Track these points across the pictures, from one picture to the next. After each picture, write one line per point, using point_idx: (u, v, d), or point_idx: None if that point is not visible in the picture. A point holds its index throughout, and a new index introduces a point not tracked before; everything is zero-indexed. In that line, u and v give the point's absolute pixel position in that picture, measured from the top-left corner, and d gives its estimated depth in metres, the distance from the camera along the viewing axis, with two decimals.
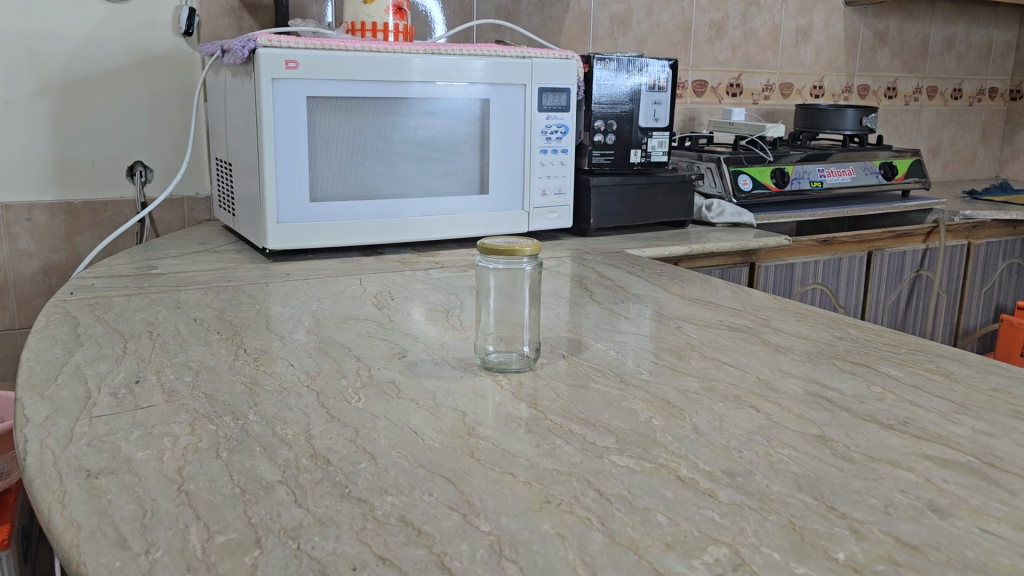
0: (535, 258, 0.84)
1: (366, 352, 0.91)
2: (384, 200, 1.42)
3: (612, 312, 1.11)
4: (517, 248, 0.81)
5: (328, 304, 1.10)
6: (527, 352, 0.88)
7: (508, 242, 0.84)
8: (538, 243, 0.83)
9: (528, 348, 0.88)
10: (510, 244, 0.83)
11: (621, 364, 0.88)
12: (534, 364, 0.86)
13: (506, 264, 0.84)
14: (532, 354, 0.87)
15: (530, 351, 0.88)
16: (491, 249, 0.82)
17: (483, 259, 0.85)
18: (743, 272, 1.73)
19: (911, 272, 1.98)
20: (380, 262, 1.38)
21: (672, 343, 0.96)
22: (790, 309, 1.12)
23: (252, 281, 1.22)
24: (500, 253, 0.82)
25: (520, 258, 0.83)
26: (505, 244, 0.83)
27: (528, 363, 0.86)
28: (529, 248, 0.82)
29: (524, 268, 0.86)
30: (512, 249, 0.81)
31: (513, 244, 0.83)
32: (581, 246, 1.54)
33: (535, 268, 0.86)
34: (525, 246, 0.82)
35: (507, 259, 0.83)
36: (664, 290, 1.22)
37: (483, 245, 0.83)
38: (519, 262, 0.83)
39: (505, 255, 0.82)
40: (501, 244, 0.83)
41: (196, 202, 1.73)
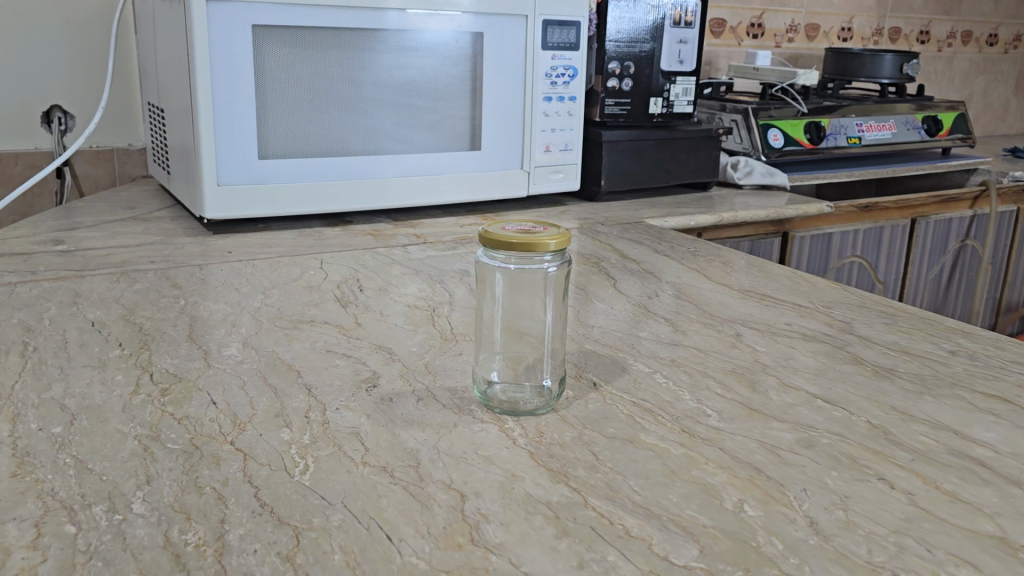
0: (562, 255, 0.59)
1: (320, 381, 0.65)
2: (353, 158, 1.15)
3: (644, 307, 0.86)
4: (538, 240, 0.56)
5: (277, 299, 0.84)
6: (548, 385, 0.64)
7: (523, 229, 0.59)
8: (567, 232, 0.58)
9: (547, 384, 0.64)
10: (525, 232, 0.58)
11: (676, 400, 0.64)
12: (557, 402, 0.62)
13: (518, 263, 0.59)
14: (556, 389, 0.63)
15: (552, 386, 0.63)
16: (498, 242, 0.56)
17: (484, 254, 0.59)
18: (774, 244, 1.48)
19: (957, 242, 1.74)
20: (348, 235, 1.12)
21: (737, 361, 0.72)
22: (872, 308, 0.87)
23: (182, 263, 0.96)
24: (511, 249, 0.56)
25: (541, 255, 0.57)
26: (518, 232, 0.58)
27: (550, 402, 0.61)
28: (555, 241, 0.56)
29: (544, 268, 0.60)
30: (530, 242, 0.56)
31: (531, 232, 0.58)
32: (591, 215, 1.28)
33: (560, 270, 0.61)
34: (549, 238, 0.57)
35: (520, 256, 0.58)
36: (703, 276, 0.97)
37: (487, 231, 0.58)
38: (539, 260, 0.58)
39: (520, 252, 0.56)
40: (513, 231, 0.58)
41: (128, 155, 1.45)
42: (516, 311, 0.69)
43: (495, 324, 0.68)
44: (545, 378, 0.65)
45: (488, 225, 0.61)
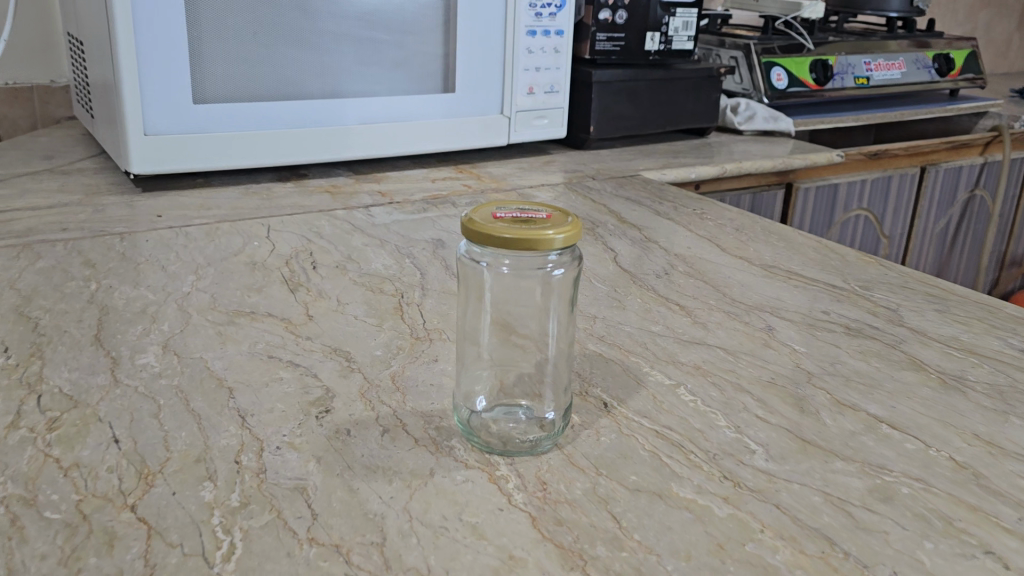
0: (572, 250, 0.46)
1: (258, 405, 0.51)
2: (307, 102, 0.99)
3: (653, 288, 0.72)
4: (542, 235, 0.42)
5: (212, 282, 0.69)
6: (545, 413, 0.51)
7: (520, 216, 0.45)
8: (578, 219, 0.45)
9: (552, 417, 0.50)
10: (523, 219, 0.44)
11: (708, 429, 0.51)
12: (560, 436, 0.49)
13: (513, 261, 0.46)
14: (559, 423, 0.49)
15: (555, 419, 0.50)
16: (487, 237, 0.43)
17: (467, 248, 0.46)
18: (777, 196, 1.35)
19: (965, 192, 1.63)
20: (301, 192, 0.96)
21: (774, 368, 0.59)
22: (916, 289, 0.75)
23: (100, 231, 0.80)
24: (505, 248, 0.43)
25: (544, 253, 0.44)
26: (514, 220, 0.44)
27: (551, 436, 0.48)
28: (563, 236, 0.43)
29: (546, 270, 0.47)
30: (532, 239, 0.42)
31: (531, 220, 0.44)
32: (580, 168, 1.14)
33: (567, 270, 0.47)
34: (554, 230, 0.43)
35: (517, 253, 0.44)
36: (715, 247, 0.84)
37: (472, 220, 0.44)
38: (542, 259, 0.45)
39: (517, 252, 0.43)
40: (507, 219, 0.44)
41: (50, 94, 1.27)
42: (511, 295, 0.57)
43: (484, 308, 0.56)
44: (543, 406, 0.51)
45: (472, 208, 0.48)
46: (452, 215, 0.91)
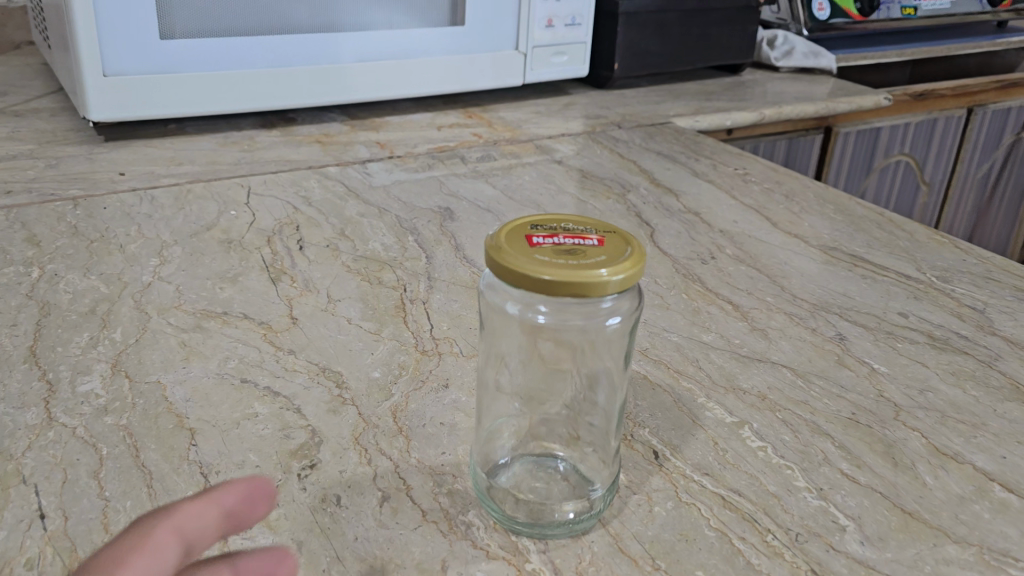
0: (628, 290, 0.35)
1: (226, 457, 0.41)
2: (294, 38, 0.86)
3: (699, 278, 0.62)
4: (594, 277, 0.32)
5: (178, 268, 0.59)
6: (584, 473, 0.41)
7: (563, 242, 0.34)
8: (639, 251, 0.34)
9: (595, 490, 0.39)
10: (568, 250, 0.34)
11: (785, 495, 0.41)
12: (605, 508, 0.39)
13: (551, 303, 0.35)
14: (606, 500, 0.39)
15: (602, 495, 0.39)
16: (521, 275, 0.32)
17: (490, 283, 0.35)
18: (815, 142, 1.22)
19: (1011, 136, 1.50)
20: (288, 143, 0.84)
21: (852, 398, 0.49)
22: (1004, 282, 0.64)
23: (51, 194, 0.69)
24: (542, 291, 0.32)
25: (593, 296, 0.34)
26: (556, 252, 0.34)
27: (595, 509, 0.39)
28: (620, 278, 0.32)
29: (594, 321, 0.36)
30: (580, 282, 0.32)
31: (578, 250, 0.34)
32: (602, 113, 1.01)
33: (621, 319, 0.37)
34: (611, 268, 0.33)
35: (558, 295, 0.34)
36: (764, 219, 0.73)
37: (500, 249, 0.34)
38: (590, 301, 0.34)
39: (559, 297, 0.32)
40: (547, 249, 0.34)
41: (7, 16, 1.13)
42: None
43: None
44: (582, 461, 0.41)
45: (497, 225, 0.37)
46: (460, 174, 0.79)
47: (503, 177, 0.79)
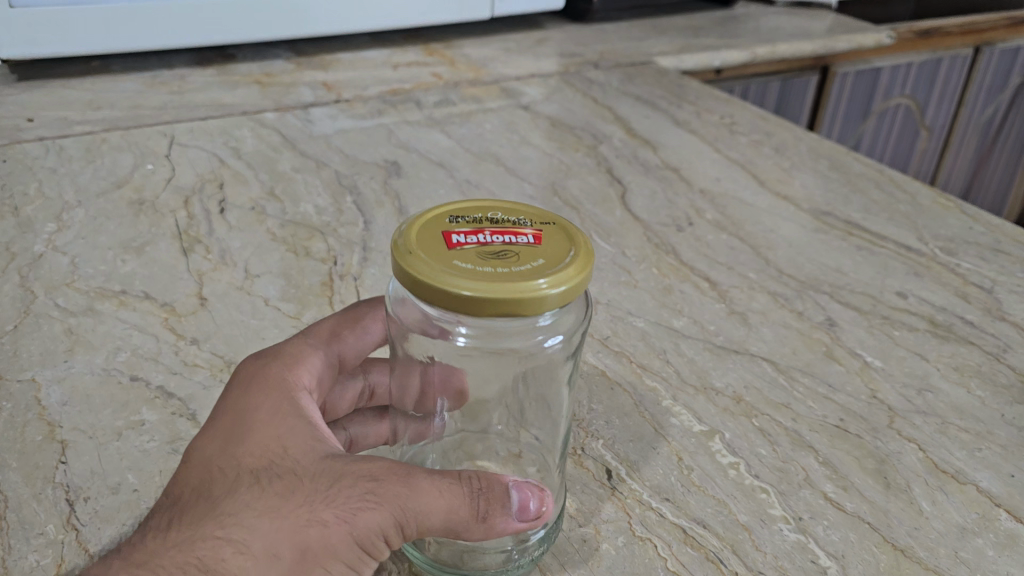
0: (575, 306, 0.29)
1: (99, 478, 0.35)
2: None
3: (673, 249, 0.55)
4: (526, 290, 0.25)
5: (77, 236, 0.52)
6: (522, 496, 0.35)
7: (491, 243, 0.28)
8: (584, 251, 0.28)
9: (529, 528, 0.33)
10: (495, 253, 0.27)
11: (758, 528, 0.35)
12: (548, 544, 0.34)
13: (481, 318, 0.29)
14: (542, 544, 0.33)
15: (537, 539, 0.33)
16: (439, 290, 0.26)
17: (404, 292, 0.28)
18: (811, 82, 1.13)
19: (1019, 77, 1.41)
20: (223, 85, 0.77)
21: (840, 400, 0.43)
22: (1013, 256, 0.57)
23: None
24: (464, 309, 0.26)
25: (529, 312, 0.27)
26: (481, 256, 0.27)
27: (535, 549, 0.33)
28: (563, 290, 0.26)
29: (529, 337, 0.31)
30: (512, 298, 0.25)
31: (509, 253, 0.27)
32: (578, 51, 0.93)
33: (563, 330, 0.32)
34: (550, 276, 0.26)
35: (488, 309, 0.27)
36: (749, 178, 0.66)
37: (410, 256, 0.27)
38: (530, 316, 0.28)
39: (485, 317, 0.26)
40: (468, 253, 0.27)
41: None
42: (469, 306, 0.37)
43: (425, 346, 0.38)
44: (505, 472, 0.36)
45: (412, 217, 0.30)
46: (414, 121, 0.71)
47: (462, 125, 0.71)
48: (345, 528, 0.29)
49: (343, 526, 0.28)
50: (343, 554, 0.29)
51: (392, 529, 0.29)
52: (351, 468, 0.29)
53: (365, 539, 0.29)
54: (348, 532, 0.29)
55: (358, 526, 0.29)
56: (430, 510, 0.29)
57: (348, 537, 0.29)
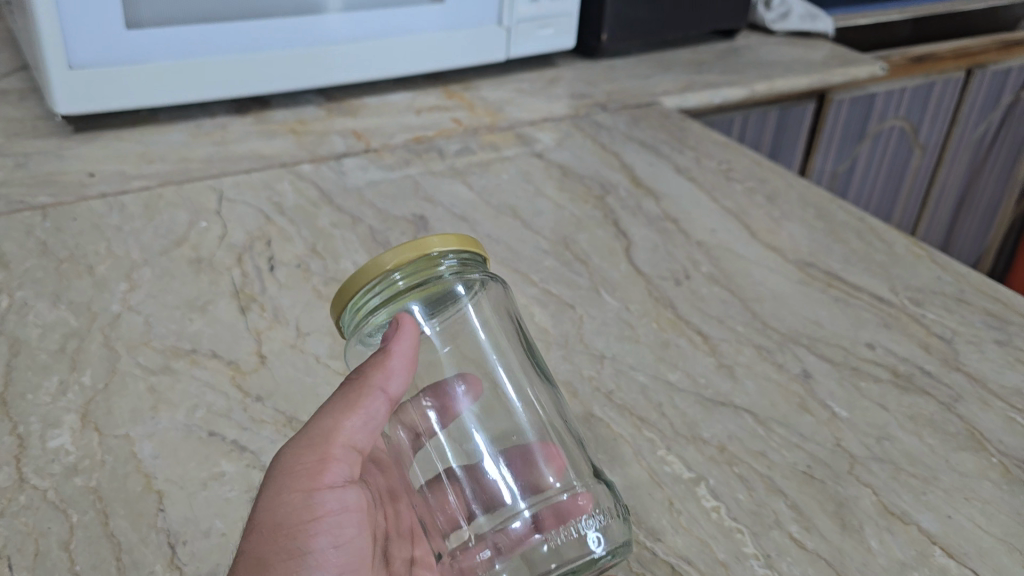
0: (473, 263, 0.43)
1: (192, 525, 0.42)
2: (271, 22, 0.85)
3: (671, 303, 0.62)
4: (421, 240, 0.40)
5: (147, 295, 0.60)
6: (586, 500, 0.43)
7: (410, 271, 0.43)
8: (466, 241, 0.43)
9: (590, 522, 0.41)
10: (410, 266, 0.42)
11: (734, 563, 0.42)
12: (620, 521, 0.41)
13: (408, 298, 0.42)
14: (622, 533, 0.40)
15: (610, 527, 0.40)
16: (367, 267, 0.40)
17: (353, 322, 0.42)
18: (808, 110, 1.19)
19: (1010, 95, 1.47)
20: (261, 134, 0.84)
21: (809, 449, 0.50)
22: (975, 306, 0.64)
23: (18, 203, 0.70)
24: (386, 271, 0.40)
25: (431, 264, 0.41)
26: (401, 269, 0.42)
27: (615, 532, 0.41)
28: (445, 237, 0.41)
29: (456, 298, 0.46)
30: (415, 246, 0.40)
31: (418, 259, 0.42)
32: (588, 91, 1.00)
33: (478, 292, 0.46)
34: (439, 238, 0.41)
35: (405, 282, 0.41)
36: (741, 227, 0.73)
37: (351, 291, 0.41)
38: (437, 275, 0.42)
39: (398, 271, 0.40)
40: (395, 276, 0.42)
41: None
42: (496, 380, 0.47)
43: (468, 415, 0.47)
44: (578, 489, 0.43)
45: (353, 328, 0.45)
46: (437, 171, 0.79)
47: (481, 176, 0.78)
48: (256, 524, 0.37)
49: (254, 526, 0.37)
50: (278, 537, 0.37)
51: (288, 475, 0.38)
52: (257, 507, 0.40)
53: (284, 505, 0.37)
54: (260, 513, 0.37)
55: (264, 508, 0.37)
56: (306, 442, 0.38)
57: (265, 525, 0.37)
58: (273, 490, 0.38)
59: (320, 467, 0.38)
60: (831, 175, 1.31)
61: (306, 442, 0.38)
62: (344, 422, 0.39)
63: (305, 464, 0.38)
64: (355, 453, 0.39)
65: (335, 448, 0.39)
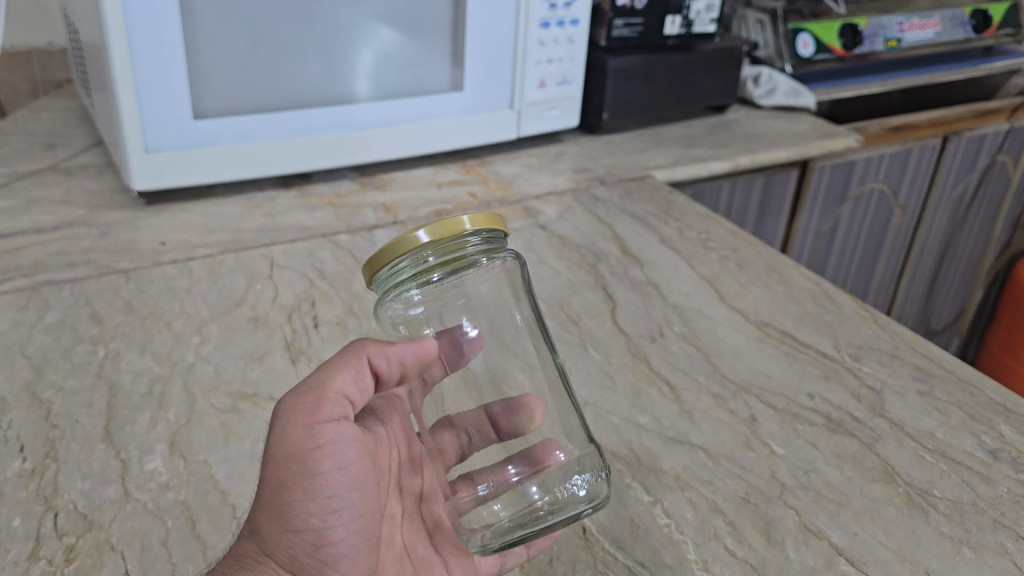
0: (494, 240, 0.54)
1: None
2: (314, 110, 0.99)
3: (646, 357, 0.74)
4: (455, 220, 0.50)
5: (216, 347, 0.73)
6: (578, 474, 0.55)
7: None
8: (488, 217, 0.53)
9: (579, 483, 0.54)
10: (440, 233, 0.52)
11: (678, 565, 0.54)
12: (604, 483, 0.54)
13: (436, 267, 0.52)
14: (603, 488, 0.54)
15: (595, 484, 0.53)
16: (406, 238, 0.49)
17: (386, 276, 0.51)
18: (791, 177, 1.31)
19: (987, 158, 1.59)
20: (305, 206, 0.99)
21: (748, 478, 0.62)
22: (905, 361, 0.76)
23: (105, 267, 0.84)
24: (420, 244, 0.49)
25: (462, 239, 0.51)
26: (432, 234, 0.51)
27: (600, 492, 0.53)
28: (474, 216, 0.51)
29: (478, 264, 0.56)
30: (448, 224, 0.50)
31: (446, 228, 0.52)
32: (589, 166, 1.13)
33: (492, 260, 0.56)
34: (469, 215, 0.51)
35: (434, 254, 0.51)
36: (712, 290, 0.85)
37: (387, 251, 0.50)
38: (464, 249, 0.52)
39: (433, 243, 0.50)
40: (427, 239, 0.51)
41: (49, 57, 1.27)
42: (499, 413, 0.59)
43: None
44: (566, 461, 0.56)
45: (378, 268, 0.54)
46: None
47: None
48: (275, 456, 0.47)
49: (274, 458, 0.47)
50: (287, 462, 0.46)
51: (291, 413, 0.47)
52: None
53: (292, 436, 0.47)
54: (274, 443, 0.47)
55: (278, 442, 0.47)
56: (307, 391, 0.48)
57: (276, 452, 0.47)
58: (280, 424, 0.47)
59: (319, 404, 0.47)
60: (815, 234, 1.43)
61: (306, 385, 0.48)
62: (337, 371, 0.49)
63: (305, 402, 0.47)
64: (349, 395, 0.49)
65: (329, 393, 0.48)
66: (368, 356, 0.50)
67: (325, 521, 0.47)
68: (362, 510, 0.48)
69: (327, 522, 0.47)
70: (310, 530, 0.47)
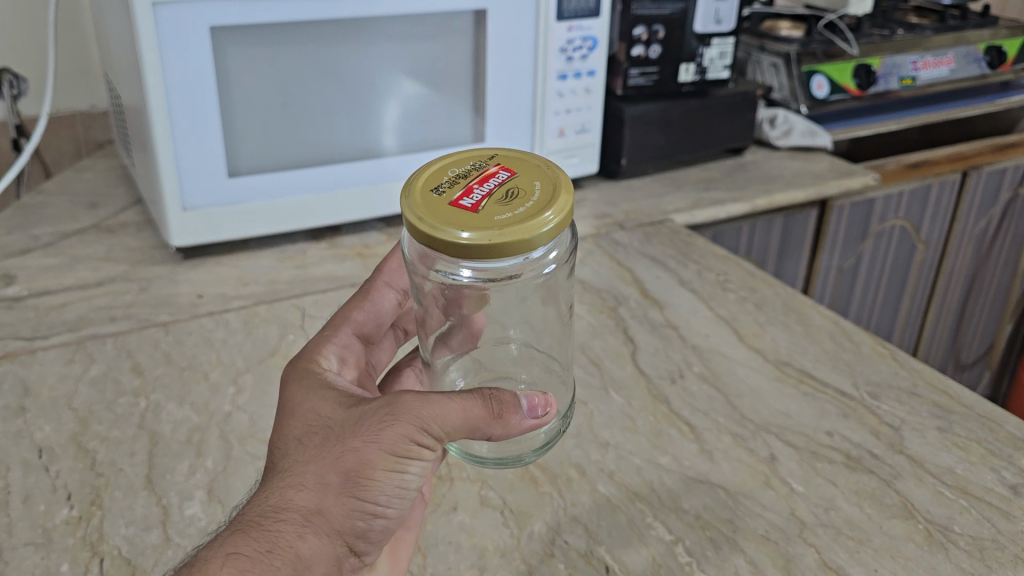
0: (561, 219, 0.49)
1: None
2: (343, 165, 1.04)
3: (666, 399, 0.76)
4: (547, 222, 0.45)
5: (250, 397, 0.76)
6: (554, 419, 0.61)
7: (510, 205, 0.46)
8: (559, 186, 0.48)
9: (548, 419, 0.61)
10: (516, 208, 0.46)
11: None
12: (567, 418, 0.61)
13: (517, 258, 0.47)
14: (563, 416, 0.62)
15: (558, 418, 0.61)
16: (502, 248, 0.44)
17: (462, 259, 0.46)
18: (810, 216, 1.33)
19: (1009, 192, 1.59)
20: (334, 258, 1.03)
21: (769, 517, 0.63)
22: (924, 398, 0.77)
23: (146, 320, 0.88)
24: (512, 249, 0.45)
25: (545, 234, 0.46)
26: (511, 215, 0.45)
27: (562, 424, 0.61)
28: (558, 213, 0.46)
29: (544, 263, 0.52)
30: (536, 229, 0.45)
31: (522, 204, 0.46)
32: (609, 211, 1.16)
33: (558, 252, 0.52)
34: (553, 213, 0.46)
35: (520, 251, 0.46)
36: (732, 331, 0.87)
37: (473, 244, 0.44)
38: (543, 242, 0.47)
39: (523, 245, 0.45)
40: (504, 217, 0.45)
41: (92, 119, 1.33)
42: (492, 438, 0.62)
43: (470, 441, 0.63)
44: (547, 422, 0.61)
45: (432, 219, 0.47)
46: None
47: None
48: (372, 446, 0.46)
49: (370, 446, 0.46)
50: (388, 459, 0.46)
51: (415, 423, 0.46)
52: (361, 411, 0.48)
53: (401, 442, 0.46)
54: (385, 437, 0.46)
55: (388, 437, 0.46)
56: (434, 417, 0.47)
57: (381, 446, 0.45)
58: (400, 427, 0.46)
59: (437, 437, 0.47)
60: (837, 271, 1.44)
61: (442, 410, 0.47)
62: (468, 425, 0.48)
63: (431, 427, 0.46)
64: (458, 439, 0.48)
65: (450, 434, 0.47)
66: (492, 433, 0.49)
67: (375, 514, 0.47)
68: (399, 512, 0.49)
69: (381, 513, 0.48)
70: (363, 512, 0.47)
